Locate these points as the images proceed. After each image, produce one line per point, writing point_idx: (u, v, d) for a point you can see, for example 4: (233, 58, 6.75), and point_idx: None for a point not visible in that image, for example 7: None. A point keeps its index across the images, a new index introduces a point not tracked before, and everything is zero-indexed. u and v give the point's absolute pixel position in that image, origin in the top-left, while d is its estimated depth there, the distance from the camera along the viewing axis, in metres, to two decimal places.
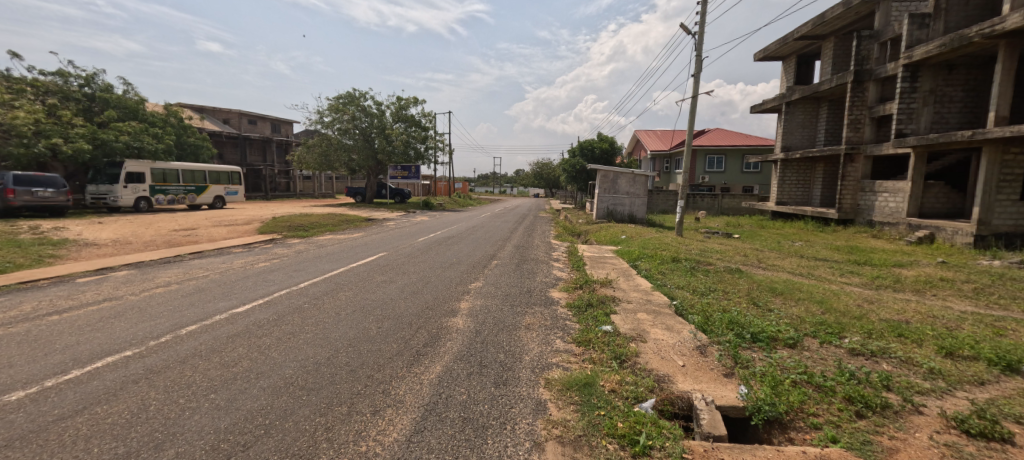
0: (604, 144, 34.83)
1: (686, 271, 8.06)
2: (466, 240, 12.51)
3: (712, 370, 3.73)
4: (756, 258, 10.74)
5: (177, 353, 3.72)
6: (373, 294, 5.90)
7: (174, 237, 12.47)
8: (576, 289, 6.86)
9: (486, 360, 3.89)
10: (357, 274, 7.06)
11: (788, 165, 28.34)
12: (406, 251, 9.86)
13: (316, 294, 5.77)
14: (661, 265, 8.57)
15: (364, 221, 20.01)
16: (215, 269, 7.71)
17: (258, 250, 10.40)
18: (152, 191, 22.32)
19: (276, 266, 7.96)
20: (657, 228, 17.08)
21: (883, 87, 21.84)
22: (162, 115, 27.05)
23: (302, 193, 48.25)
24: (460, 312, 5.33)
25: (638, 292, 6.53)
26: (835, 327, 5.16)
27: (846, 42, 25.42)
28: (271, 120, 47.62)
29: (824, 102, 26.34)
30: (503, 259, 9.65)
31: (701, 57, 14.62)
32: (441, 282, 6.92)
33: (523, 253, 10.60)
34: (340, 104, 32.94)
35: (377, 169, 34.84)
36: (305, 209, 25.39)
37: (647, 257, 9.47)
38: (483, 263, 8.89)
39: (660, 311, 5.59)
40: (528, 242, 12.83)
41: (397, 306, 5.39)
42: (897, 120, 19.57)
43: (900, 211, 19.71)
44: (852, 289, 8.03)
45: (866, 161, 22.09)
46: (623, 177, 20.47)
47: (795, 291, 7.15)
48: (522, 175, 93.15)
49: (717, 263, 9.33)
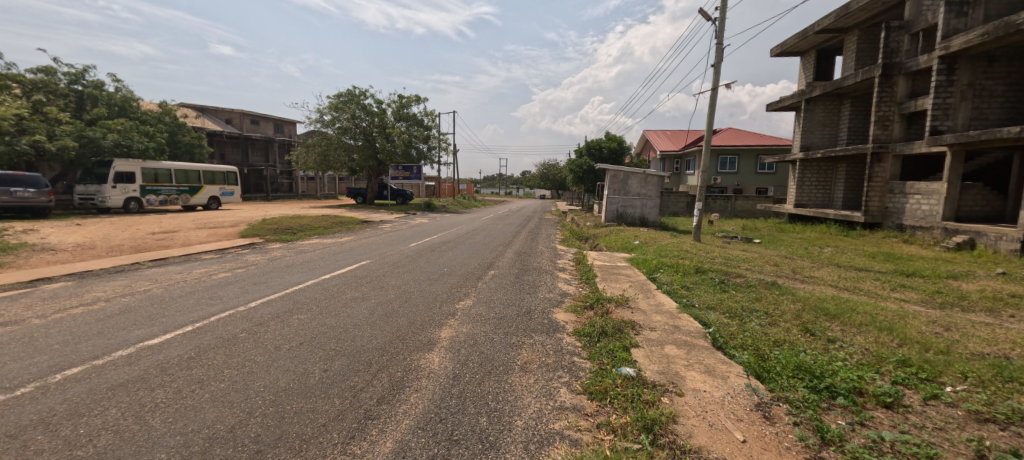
0: (613, 143, 33.57)
1: (714, 287, 6.84)
2: (463, 246, 11.40)
3: (788, 453, 2.52)
4: (789, 268, 9.44)
5: (19, 419, 2.62)
6: (335, 317, 4.79)
7: (147, 241, 11.50)
8: (585, 309, 5.68)
9: (461, 431, 2.72)
10: (325, 290, 5.95)
11: (808, 165, 26.84)
12: (392, 259, 8.75)
13: (265, 318, 4.67)
14: (685, 277, 7.37)
15: (359, 223, 18.97)
16: (168, 281, 6.63)
17: (229, 257, 9.36)
18: (143, 192, 21.55)
19: (237, 277, 6.86)
20: (673, 232, 15.80)
21: (914, 81, 20.34)
22: (157, 113, 26.33)
23: (305, 193, 47.55)
24: (438, 346, 4.15)
25: (662, 315, 5.32)
26: (930, 371, 3.92)
27: (872, 36, 23.92)
28: (274, 120, 47.03)
29: (847, 99, 24.85)
30: (501, 268, 8.47)
31: (720, 45, 13.35)
32: (423, 300, 5.76)
33: (525, 261, 9.42)
34: (340, 102, 32.04)
35: (378, 170, 33.90)
36: (301, 210, 24.52)
37: (665, 267, 8.27)
38: (477, 274, 7.73)
39: (693, 343, 4.36)
40: (532, 248, 11.64)
41: (359, 336, 4.25)
42: (932, 116, 18.08)
43: (934, 214, 18.26)
44: (914, 308, 6.73)
45: (895, 161, 20.59)
46: (634, 177, 19.16)
47: (851, 313, 5.90)
48: (528, 176, 91.87)
49: (749, 275, 8.08)
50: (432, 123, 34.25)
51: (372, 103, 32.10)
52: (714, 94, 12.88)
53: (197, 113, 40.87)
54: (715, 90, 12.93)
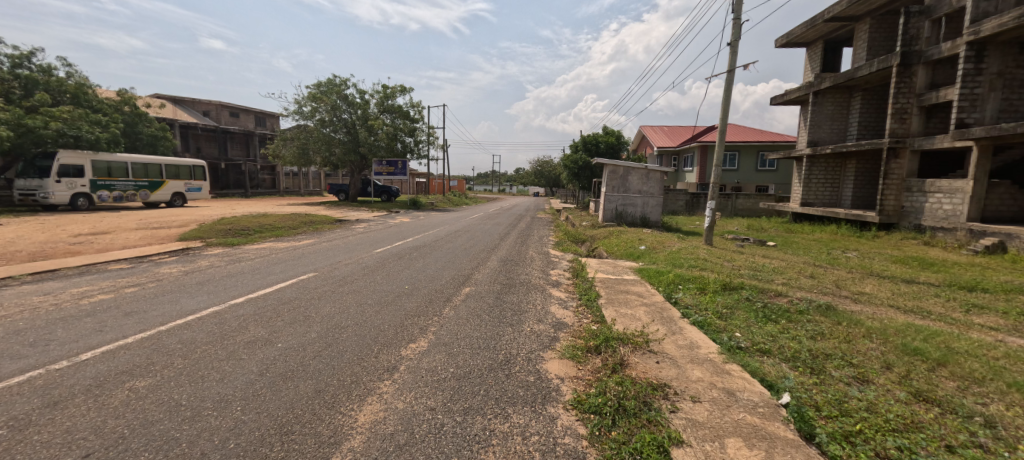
0: (610, 137, 31.83)
1: (758, 315, 5.17)
2: (438, 252, 9.57)
3: None
4: (831, 282, 7.75)
5: None
6: (195, 383, 3.00)
7: (56, 246, 9.55)
8: (586, 355, 4.00)
9: None
10: (219, 327, 4.18)
11: (814, 162, 25.36)
12: (341, 272, 6.95)
13: (71, 392, 2.86)
14: (715, 298, 5.72)
15: (330, 223, 17.10)
16: (9, 310, 4.76)
17: (142, 267, 7.51)
18: (94, 187, 19.58)
19: (110, 303, 4.98)
20: (679, 234, 14.20)
21: (934, 71, 18.88)
22: (115, 101, 24.04)
23: (286, 191, 45.33)
24: (338, 454, 2.36)
25: (701, 368, 3.62)
26: None
27: (886, 24, 22.40)
28: (255, 113, 45.25)
29: (857, 91, 23.38)
30: (480, 284, 6.73)
31: (736, 22, 11.68)
32: (357, 343, 3.97)
33: (510, 273, 7.63)
34: (319, 92, 29.97)
35: (360, 165, 31.96)
36: (273, 208, 22.55)
37: (685, 283, 6.60)
38: (446, 294, 5.96)
39: (772, 435, 2.64)
40: (520, 255, 9.83)
41: (206, 432, 2.48)
42: (958, 107, 16.63)
43: (957, 215, 16.88)
44: (1016, 343, 5.06)
45: (913, 157, 19.11)
46: (635, 172, 17.53)
47: (956, 358, 4.23)
48: (521, 174, 89.80)
49: (790, 293, 6.44)
50: (419, 115, 32.38)
51: (353, 93, 30.07)
52: (728, 78, 11.20)
53: (170, 105, 38.53)
54: (730, 73, 11.26)
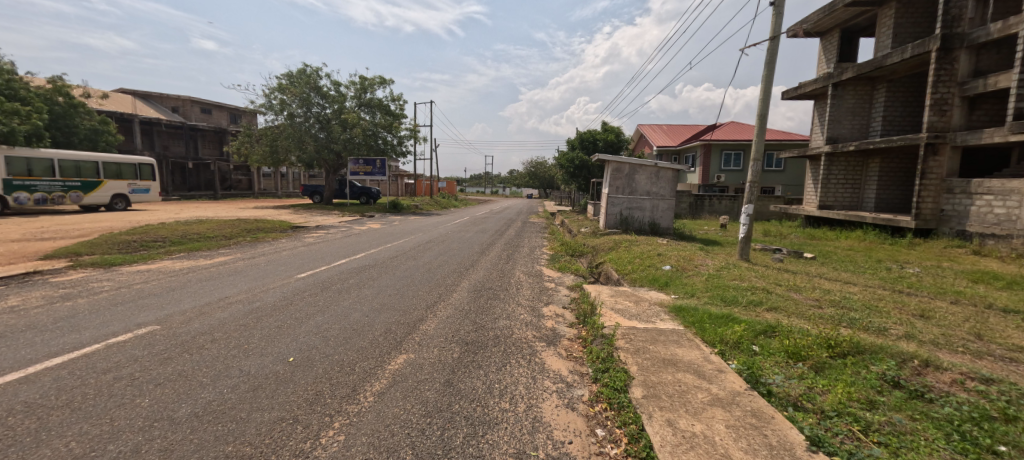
0: (608, 134, 29.35)
1: (956, 441, 2.56)
2: (388, 277, 6.91)
3: None
4: (963, 329, 5.16)
5: None
6: None
7: None
8: None
9: None
10: None
11: (833, 161, 22.98)
12: (206, 324, 4.25)
13: None
14: (845, 388, 3.11)
15: (281, 230, 14.35)
16: None
17: None
18: (7, 188, 16.67)
19: None
20: (699, 245, 11.70)
21: (978, 57, 16.54)
22: (46, 91, 21.08)
23: (263, 192, 42.41)
24: None
25: None
26: None
27: (915, 8, 20.09)
28: (229, 109, 42.19)
29: (882, 83, 21.06)
30: (429, 346, 4.03)
31: None
32: None
33: (482, 319, 4.94)
34: (289, 83, 27.24)
35: (336, 164, 29.17)
36: (228, 212, 19.82)
37: (764, 343, 4.03)
38: (357, 381, 3.25)
39: None
40: (501, 280, 7.20)
41: None
42: (1016, 95, 14.24)
43: (1012, 219, 14.48)
44: None
45: (954, 154, 16.68)
46: (642, 171, 14.97)
47: None
48: (516, 176, 87.24)
49: (945, 362, 3.83)
50: (401, 110, 29.74)
51: (328, 85, 27.39)
52: (768, 47, 8.68)
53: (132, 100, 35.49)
54: (770, 41, 8.73)
